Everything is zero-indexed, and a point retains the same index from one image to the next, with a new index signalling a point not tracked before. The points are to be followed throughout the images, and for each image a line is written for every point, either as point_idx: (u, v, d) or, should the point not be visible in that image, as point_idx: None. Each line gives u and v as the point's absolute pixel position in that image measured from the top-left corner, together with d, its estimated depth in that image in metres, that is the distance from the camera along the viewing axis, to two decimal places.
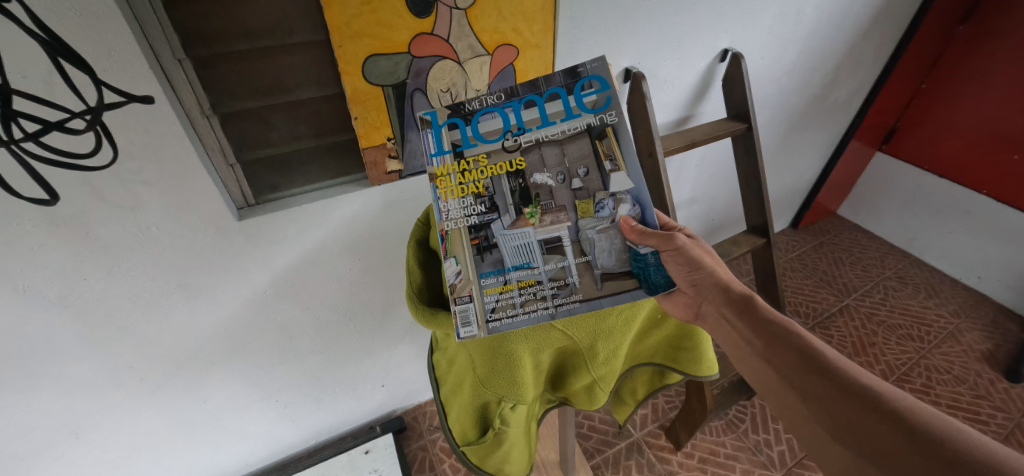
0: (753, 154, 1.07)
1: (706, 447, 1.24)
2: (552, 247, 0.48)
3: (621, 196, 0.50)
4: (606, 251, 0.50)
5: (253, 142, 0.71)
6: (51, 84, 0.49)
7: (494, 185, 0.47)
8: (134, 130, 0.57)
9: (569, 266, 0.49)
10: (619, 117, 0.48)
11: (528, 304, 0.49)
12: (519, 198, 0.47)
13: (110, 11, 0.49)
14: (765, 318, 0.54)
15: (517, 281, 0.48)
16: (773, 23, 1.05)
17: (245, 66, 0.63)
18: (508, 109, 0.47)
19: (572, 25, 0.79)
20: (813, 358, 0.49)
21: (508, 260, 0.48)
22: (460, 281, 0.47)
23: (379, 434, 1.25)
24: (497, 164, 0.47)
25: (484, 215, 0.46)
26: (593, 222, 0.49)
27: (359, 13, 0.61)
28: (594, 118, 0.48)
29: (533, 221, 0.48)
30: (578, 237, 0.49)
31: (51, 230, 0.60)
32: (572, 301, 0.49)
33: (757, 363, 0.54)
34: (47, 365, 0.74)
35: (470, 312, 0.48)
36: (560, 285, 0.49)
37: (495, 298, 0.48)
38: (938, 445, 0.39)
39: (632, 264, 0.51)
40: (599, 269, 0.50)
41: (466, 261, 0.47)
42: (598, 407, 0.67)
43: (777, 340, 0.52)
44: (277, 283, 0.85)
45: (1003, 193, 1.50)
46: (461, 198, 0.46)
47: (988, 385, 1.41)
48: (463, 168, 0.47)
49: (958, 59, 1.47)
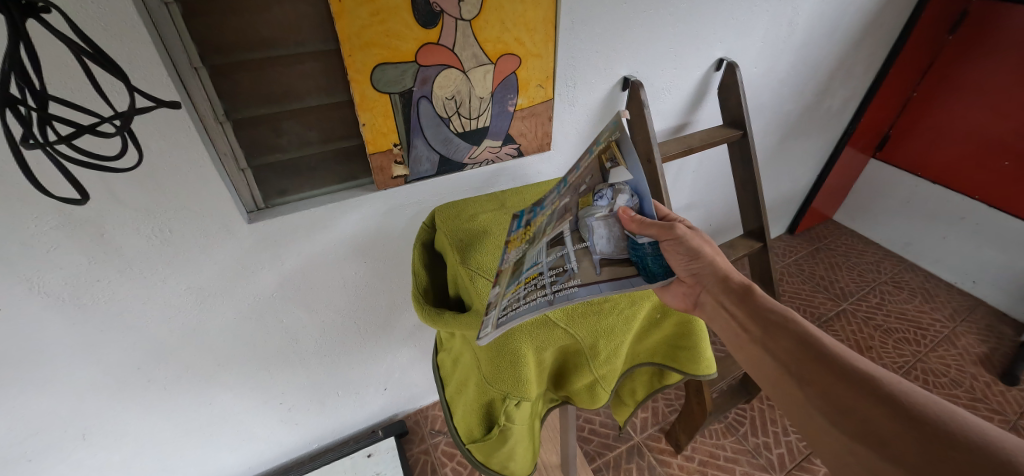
0: (749, 160, 1.10)
1: (706, 450, 1.25)
2: (554, 240, 0.52)
3: (619, 186, 0.49)
4: (605, 238, 0.52)
5: (264, 147, 0.73)
6: (83, 89, 0.52)
7: (536, 229, 0.54)
8: (151, 135, 0.59)
9: (569, 253, 0.52)
10: (622, 132, 0.43)
11: (530, 295, 0.51)
12: (546, 220, 0.54)
13: (132, 20, 0.51)
14: (765, 307, 0.56)
15: (525, 278, 0.52)
16: (767, 33, 1.08)
17: (258, 74, 0.66)
18: (556, 186, 0.55)
19: (572, 34, 0.81)
20: (812, 346, 0.51)
21: (526, 267, 0.53)
22: (495, 298, 0.53)
23: (381, 437, 1.25)
24: (542, 215, 0.55)
25: (525, 248, 0.55)
26: (593, 211, 0.51)
27: (369, 23, 0.64)
28: (603, 145, 0.46)
29: (547, 231, 0.52)
30: (577, 225, 0.52)
31: (68, 231, 0.62)
32: (570, 285, 0.50)
33: (755, 351, 0.55)
34: (58, 366, 0.75)
35: (489, 320, 0.50)
36: (559, 272, 0.52)
37: (508, 298, 0.51)
38: (933, 426, 0.41)
39: (630, 253, 0.53)
40: (597, 255, 0.52)
41: (505, 286, 0.53)
42: (600, 406, 0.68)
43: (776, 328, 0.54)
44: (285, 286, 0.86)
45: (995, 199, 1.53)
46: (519, 247, 0.56)
47: (985, 388, 1.43)
48: (525, 232, 0.57)
49: (947, 67, 1.51)
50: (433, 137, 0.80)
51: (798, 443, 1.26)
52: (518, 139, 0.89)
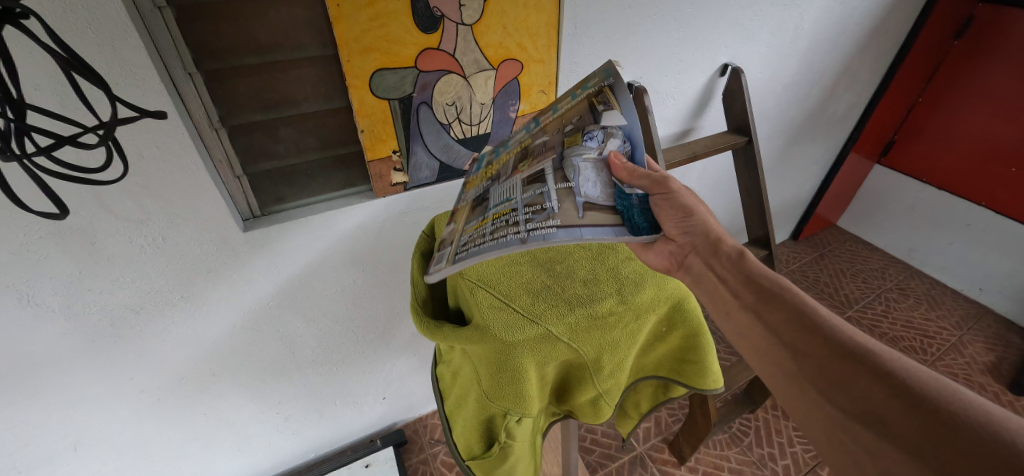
0: (754, 168, 1.08)
1: (710, 461, 1.22)
2: (533, 179, 0.49)
3: (613, 129, 0.49)
4: (592, 182, 0.48)
5: (260, 154, 0.71)
6: (66, 98, 0.50)
7: (501, 165, 0.57)
8: (143, 143, 0.58)
9: (548, 194, 0.47)
10: (617, 76, 0.49)
11: (497, 232, 0.45)
12: (517, 162, 0.54)
13: (125, 27, 0.50)
14: (761, 275, 0.52)
15: (493, 215, 0.48)
16: (772, 38, 1.07)
17: (253, 80, 0.64)
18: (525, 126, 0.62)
19: (575, 39, 0.80)
20: (805, 316, 0.48)
21: (492, 204, 0.51)
22: (450, 233, 0.52)
23: (379, 447, 1.23)
24: (509, 152, 0.59)
25: (486, 184, 0.56)
26: (581, 151, 0.50)
27: (367, 28, 0.62)
28: (593, 86, 0.52)
29: (523, 170, 0.52)
30: (563, 164, 0.49)
31: (58, 240, 0.60)
32: (544, 224, 0.43)
33: (746, 321, 0.51)
34: (50, 376, 0.73)
35: (446, 252, 0.48)
36: (535, 210, 0.45)
37: (470, 234, 0.48)
38: (930, 402, 0.38)
39: (616, 200, 0.48)
40: (581, 198, 0.46)
41: (460, 222, 0.54)
42: (603, 421, 0.66)
43: (770, 297, 0.50)
44: (282, 294, 0.85)
45: (1002, 205, 1.52)
46: (478, 182, 0.59)
47: (994, 398, 1.41)
48: (484, 169, 0.60)
49: (954, 72, 1.49)
50: (433, 144, 0.79)
51: (805, 454, 1.24)
52: None
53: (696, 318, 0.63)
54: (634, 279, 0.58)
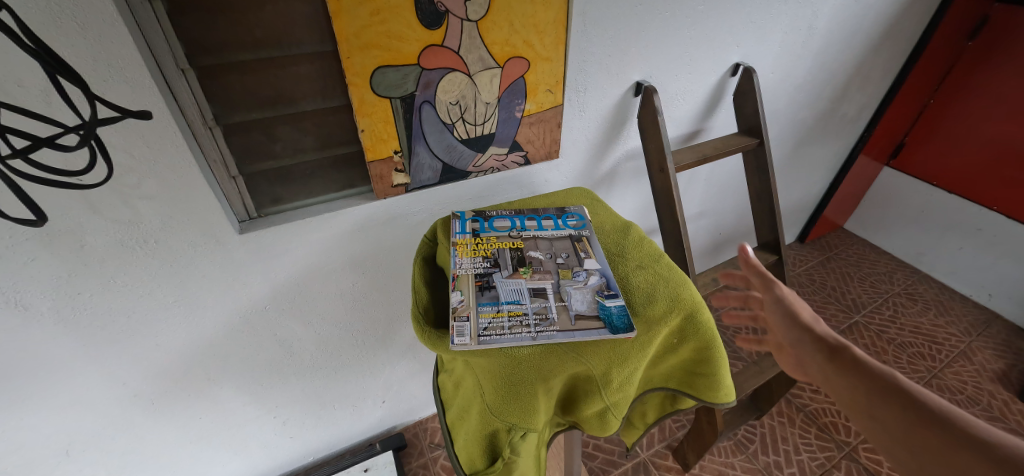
0: (765, 171, 1.05)
1: (715, 469, 1.20)
2: (536, 291, 0.57)
3: (593, 270, 0.60)
4: (581, 300, 0.56)
5: (257, 154, 0.69)
6: (48, 96, 0.48)
7: (498, 253, 0.62)
8: (133, 142, 0.55)
9: (550, 305, 0.55)
10: (591, 233, 0.67)
11: (514, 328, 0.53)
12: (516, 261, 0.61)
13: (112, 19, 0.47)
14: (868, 370, 0.49)
15: (507, 311, 0.55)
16: (785, 37, 1.04)
17: (249, 78, 0.61)
18: (513, 217, 0.70)
19: (584, 37, 0.77)
20: (923, 411, 0.44)
21: (503, 296, 0.56)
22: (461, 305, 0.55)
23: (379, 451, 1.20)
24: (503, 243, 0.64)
25: (487, 268, 0.60)
26: (571, 282, 0.59)
27: (368, 24, 0.60)
28: (574, 231, 0.67)
29: (525, 275, 0.59)
30: (558, 289, 0.58)
31: (45, 243, 0.58)
32: (550, 330, 0.53)
33: (863, 421, 0.48)
34: (40, 381, 0.71)
35: (465, 327, 0.52)
36: (541, 317, 0.54)
37: (488, 320, 0.53)
38: None
39: (600, 311, 0.55)
40: (573, 311, 0.55)
41: (468, 293, 0.56)
42: (610, 434, 0.63)
43: (884, 394, 0.47)
44: (279, 297, 0.82)
45: (1015, 211, 1.49)
46: (473, 257, 0.62)
47: (1003, 406, 1.37)
48: (477, 241, 0.64)
49: (967, 74, 1.46)
50: (436, 144, 0.76)
51: (811, 462, 1.22)
52: (525, 146, 0.85)
53: (710, 331, 0.60)
54: (646, 292, 0.59)
